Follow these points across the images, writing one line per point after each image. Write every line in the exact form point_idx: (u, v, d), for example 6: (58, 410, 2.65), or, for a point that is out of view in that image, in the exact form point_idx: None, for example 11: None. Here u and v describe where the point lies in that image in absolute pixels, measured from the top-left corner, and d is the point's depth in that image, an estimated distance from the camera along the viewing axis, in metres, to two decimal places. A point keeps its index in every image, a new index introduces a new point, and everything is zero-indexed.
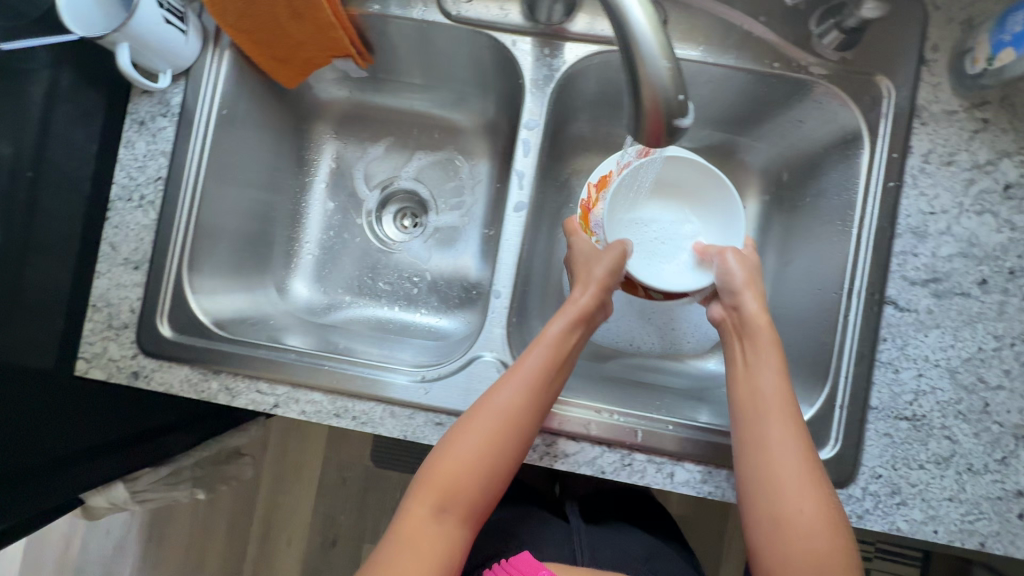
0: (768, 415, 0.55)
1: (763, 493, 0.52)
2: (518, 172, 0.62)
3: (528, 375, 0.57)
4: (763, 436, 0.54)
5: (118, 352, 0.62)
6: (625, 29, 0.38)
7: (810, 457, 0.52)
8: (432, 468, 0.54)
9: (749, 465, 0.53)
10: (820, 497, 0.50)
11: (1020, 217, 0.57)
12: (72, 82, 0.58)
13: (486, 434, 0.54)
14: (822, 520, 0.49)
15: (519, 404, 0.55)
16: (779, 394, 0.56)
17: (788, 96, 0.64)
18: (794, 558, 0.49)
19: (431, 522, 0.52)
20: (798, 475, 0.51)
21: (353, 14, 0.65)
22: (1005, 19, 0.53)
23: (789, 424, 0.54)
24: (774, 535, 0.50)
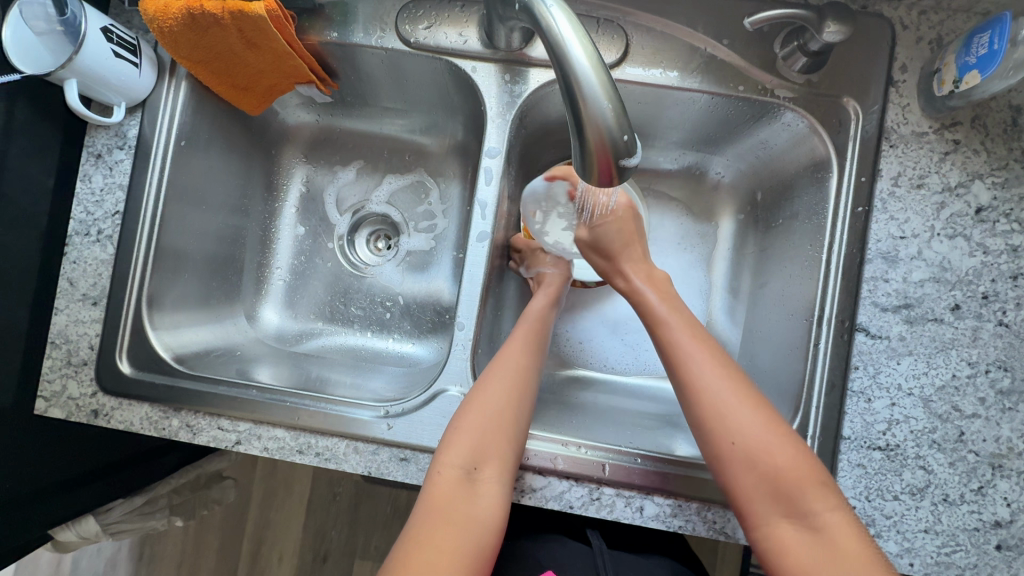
0: (692, 353, 0.52)
1: (709, 433, 0.49)
2: (481, 201, 0.61)
3: (520, 344, 0.59)
4: (686, 370, 0.52)
5: (77, 390, 0.61)
6: (568, 68, 0.37)
7: (743, 384, 0.51)
8: (452, 434, 0.53)
9: (687, 409, 0.51)
10: (752, 422, 0.49)
11: (994, 240, 0.56)
12: (25, 119, 0.57)
13: (504, 395, 0.54)
14: (780, 438, 0.48)
15: (523, 367, 0.57)
16: (693, 332, 0.54)
17: (757, 117, 0.63)
18: (754, 490, 0.48)
19: (465, 486, 0.50)
20: (728, 398, 0.50)
21: (313, 42, 0.64)
22: (971, 41, 0.52)
23: (712, 360, 0.52)
24: (731, 471, 0.49)
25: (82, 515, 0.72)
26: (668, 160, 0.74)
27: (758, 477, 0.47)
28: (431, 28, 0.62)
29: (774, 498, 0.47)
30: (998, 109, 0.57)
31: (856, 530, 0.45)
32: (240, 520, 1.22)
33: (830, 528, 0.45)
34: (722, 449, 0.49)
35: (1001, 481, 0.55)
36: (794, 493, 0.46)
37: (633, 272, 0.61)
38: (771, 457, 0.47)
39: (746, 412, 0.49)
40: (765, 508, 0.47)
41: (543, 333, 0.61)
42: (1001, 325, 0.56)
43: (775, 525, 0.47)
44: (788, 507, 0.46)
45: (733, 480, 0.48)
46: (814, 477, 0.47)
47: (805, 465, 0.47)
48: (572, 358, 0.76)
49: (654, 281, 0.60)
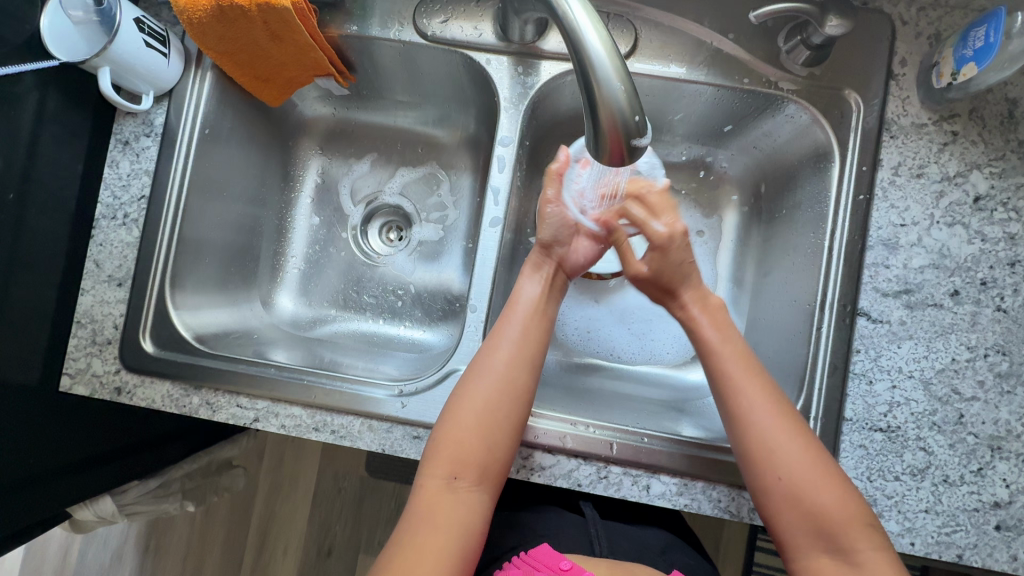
0: (743, 387, 0.53)
1: (755, 469, 0.51)
2: (494, 187, 0.63)
3: (511, 337, 0.57)
4: (739, 405, 0.52)
5: (101, 368, 0.63)
6: (583, 53, 0.39)
7: (794, 421, 0.51)
8: (434, 441, 0.53)
9: (736, 443, 0.52)
10: (800, 458, 0.50)
11: (991, 228, 0.58)
12: (58, 105, 0.60)
13: (486, 401, 0.54)
14: (824, 477, 0.49)
15: (512, 366, 0.55)
16: (746, 364, 0.54)
17: (762, 109, 0.65)
18: (799, 527, 0.49)
19: (446, 495, 0.51)
20: (777, 432, 0.51)
21: (334, 35, 0.66)
22: (968, 35, 0.54)
23: (763, 396, 0.52)
24: (776, 506, 0.50)
25: (100, 495, 0.74)
26: (675, 154, 0.76)
27: (803, 515, 0.49)
28: (447, 22, 0.65)
29: (816, 535, 0.48)
30: (995, 102, 0.59)
31: (896, 568, 0.46)
32: (247, 511, 1.24)
33: (868, 564, 0.46)
34: (768, 487, 0.50)
35: (1000, 463, 0.56)
36: (834, 531, 0.48)
37: (692, 305, 0.59)
38: (814, 495, 0.48)
39: (793, 450, 0.50)
40: (805, 543, 0.49)
41: (539, 317, 0.59)
42: (999, 311, 0.57)
43: (814, 558, 0.48)
44: (828, 542, 0.48)
45: (778, 514, 0.50)
46: (858, 517, 0.48)
47: (851, 501, 0.48)
48: (578, 346, 0.78)
49: (710, 313, 0.58)
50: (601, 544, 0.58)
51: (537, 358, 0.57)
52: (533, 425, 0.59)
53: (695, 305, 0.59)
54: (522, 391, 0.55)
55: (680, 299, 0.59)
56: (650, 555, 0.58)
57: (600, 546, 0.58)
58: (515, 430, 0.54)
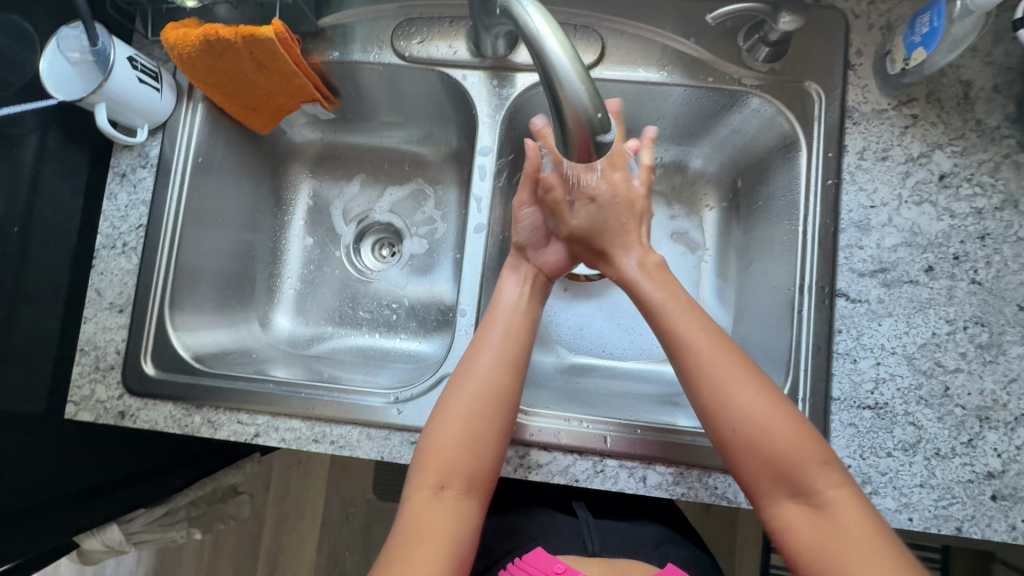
0: (690, 336, 0.53)
1: (709, 419, 0.50)
2: (476, 196, 0.66)
3: (495, 342, 0.57)
4: (688, 355, 0.52)
5: (105, 393, 0.65)
6: (545, 61, 0.42)
7: (747, 366, 0.51)
8: (424, 452, 0.53)
9: (689, 391, 0.52)
10: (755, 402, 0.49)
11: (958, 204, 0.60)
12: (58, 142, 0.63)
13: (472, 405, 0.53)
14: (785, 422, 0.48)
15: (494, 372, 0.55)
16: (687, 313, 0.54)
17: (727, 106, 0.68)
18: (760, 473, 0.48)
19: (436, 504, 0.50)
20: (728, 372, 0.50)
21: (317, 62, 0.70)
22: (915, 22, 0.57)
23: (711, 344, 0.52)
24: (736, 453, 0.49)
25: (107, 524, 0.73)
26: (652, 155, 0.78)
27: (763, 458, 0.48)
28: (423, 43, 0.68)
29: (777, 476, 0.48)
30: (950, 84, 0.61)
31: (861, 506, 0.45)
32: (256, 541, 1.23)
33: (834, 504, 0.46)
34: (722, 433, 0.50)
35: (990, 433, 0.57)
36: (797, 473, 0.47)
37: (632, 254, 0.61)
38: (772, 436, 0.48)
39: (749, 399, 0.49)
40: (769, 487, 0.48)
41: (522, 319, 0.59)
42: (974, 283, 0.59)
43: (780, 502, 0.48)
44: (791, 485, 0.47)
45: (739, 460, 0.49)
46: (818, 457, 0.47)
47: (808, 442, 0.48)
48: (569, 345, 0.80)
49: (651, 258, 0.60)
50: (593, 542, 0.58)
51: (523, 359, 0.57)
52: (529, 425, 0.61)
53: (639, 254, 0.61)
54: (508, 394, 0.55)
55: (624, 248, 0.61)
56: (642, 549, 0.58)
57: (593, 543, 0.58)
58: (502, 438, 0.53)
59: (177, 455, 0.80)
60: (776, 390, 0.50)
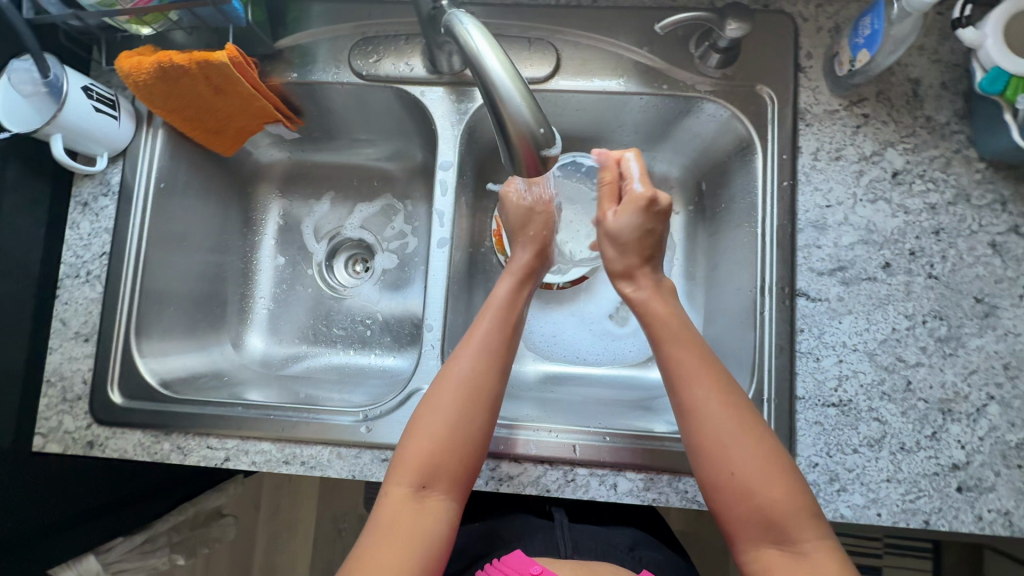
0: (695, 380, 0.52)
1: (705, 465, 0.50)
2: (439, 211, 0.66)
3: (481, 340, 0.58)
4: (689, 400, 0.52)
5: (73, 424, 0.64)
6: (487, 79, 0.43)
7: (745, 416, 0.51)
8: (405, 449, 0.53)
9: (689, 436, 0.52)
10: (751, 452, 0.49)
11: (912, 200, 0.61)
12: (16, 174, 0.63)
13: (459, 402, 0.54)
14: (776, 472, 0.48)
15: (482, 370, 0.56)
16: (694, 353, 0.54)
17: (685, 112, 0.68)
18: (747, 524, 0.48)
19: (413, 503, 0.50)
20: (728, 422, 0.50)
21: (277, 84, 0.70)
22: (858, 25, 0.58)
23: (714, 390, 0.52)
24: (725, 500, 0.49)
25: (85, 554, 0.71)
26: None
27: (752, 509, 0.48)
28: (381, 61, 0.69)
29: (763, 526, 0.48)
30: (899, 83, 0.62)
31: (839, 557, 0.46)
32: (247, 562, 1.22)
33: (813, 556, 0.46)
34: (717, 480, 0.50)
35: (953, 425, 0.58)
36: (781, 524, 0.47)
37: (643, 283, 0.62)
38: (765, 488, 0.48)
39: (746, 449, 0.49)
40: (752, 535, 0.48)
41: (506, 318, 0.60)
42: (931, 278, 0.60)
43: (761, 551, 0.48)
44: (775, 535, 0.47)
45: (728, 507, 0.49)
46: (806, 509, 0.47)
47: (798, 496, 0.48)
48: (545, 354, 0.80)
49: (657, 294, 0.61)
50: (566, 544, 0.59)
51: (507, 360, 0.58)
52: (498, 437, 0.61)
53: (646, 282, 0.62)
54: (493, 392, 0.56)
55: (635, 276, 0.63)
56: (615, 552, 0.59)
57: (565, 545, 0.59)
58: (484, 435, 0.54)
59: (154, 480, 0.79)
60: (774, 444, 0.50)
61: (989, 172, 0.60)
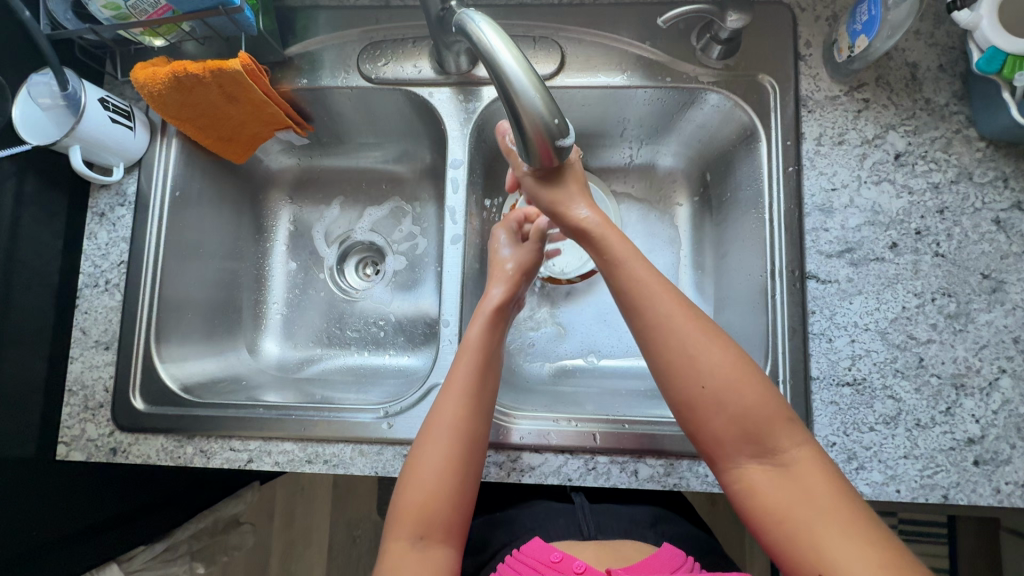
0: (652, 293, 0.51)
1: (676, 381, 0.49)
2: (451, 208, 0.67)
3: (461, 385, 0.56)
4: (652, 314, 0.50)
5: (95, 432, 0.65)
6: (501, 74, 0.44)
7: (709, 329, 0.50)
8: (399, 504, 0.52)
9: (655, 357, 0.50)
10: (720, 363, 0.48)
11: (916, 181, 0.62)
12: (35, 187, 0.64)
13: (446, 456, 0.53)
14: (749, 382, 0.48)
15: (465, 417, 0.55)
16: (649, 270, 0.52)
17: (687, 103, 0.70)
18: (724, 434, 0.48)
19: (412, 557, 0.50)
20: (692, 335, 0.49)
21: (287, 90, 0.71)
22: (855, 12, 0.59)
23: (677, 307, 0.50)
24: (702, 417, 0.48)
25: (107, 562, 0.72)
26: (622, 157, 0.80)
27: (729, 420, 0.47)
28: (389, 64, 0.70)
29: (742, 437, 0.47)
30: (897, 67, 0.64)
31: (821, 462, 0.46)
32: None
33: (794, 462, 0.46)
34: (690, 395, 0.48)
35: (966, 400, 0.58)
36: (759, 432, 0.47)
37: (586, 208, 0.56)
38: (739, 398, 0.47)
39: (717, 359, 0.48)
40: (732, 448, 0.48)
41: (487, 360, 0.58)
42: (937, 256, 0.61)
43: (742, 464, 0.47)
44: (754, 446, 0.47)
45: (705, 423, 0.48)
46: (781, 416, 0.47)
47: (770, 401, 0.48)
48: (558, 347, 0.81)
49: (605, 220, 0.55)
50: (589, 526, 0.60)
51: (489, 400, 0.57)
52: (518, 428, 0.62)
53: (594, 210, 0.56)
54: (477, 434, 0.55)
55: (576, 202, 0.56)
56: (637, 530, 0.61)
57: (588, 527, 0.60)
58: (475, 477, 0.54)
59: (175, 487, 0.80)
60: (741, 354, 0.50)
61: (989, 150, 0.62)
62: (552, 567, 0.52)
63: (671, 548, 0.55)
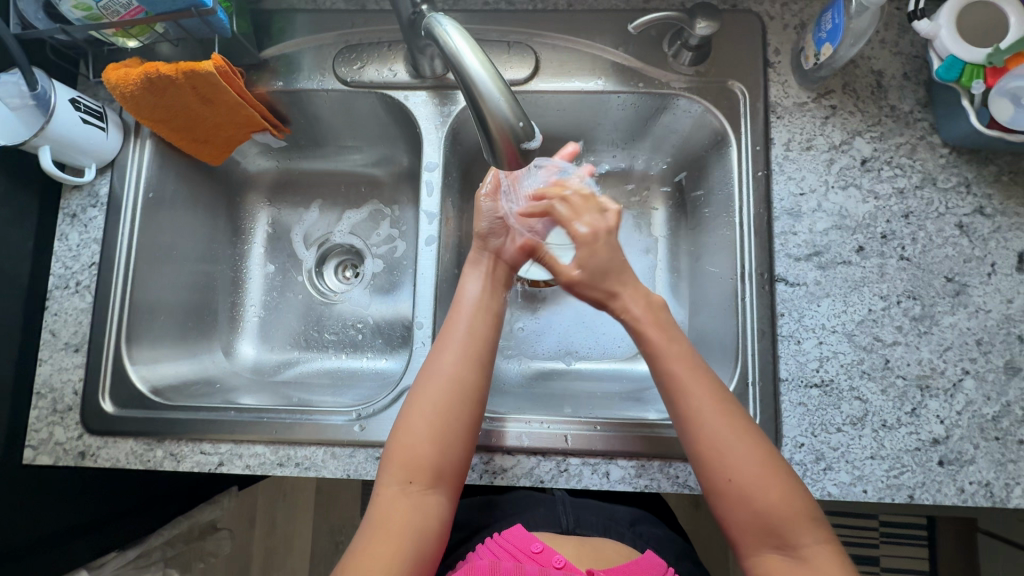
0: (689, 389, 0.54)
1: (705, 472, 0.52)
2: (427, 211, 0.68)
3: (459, 337, 0.58)
4: (689, 409, 0.53)
5: (64, 435, 0.64)
6: (466, 76, 0.44)
7: (742, 424, 0.53)
8: (391, 449, 0.54)
9: (691, 448, 0.53)
10: (750, 461, 0.51)
11: (881, 186, 0.63)
12: (3, 187, 0.63)
13: (437, 403, 0.55)
14: (775, 478, 0.50)
15: (460, 367, 0.57)
16: (688, 365, 0.55)
17: (661, 109, 0.71)
18: (749, 527, 0.50)
19: (401, 500, 0.52)
20: (726, 429, 0.52)
21: (263, 92, 0.71)
22: (820, 20, 0.60)
23: (713, 401, 0.53)
24: (729, 508, 0.51)
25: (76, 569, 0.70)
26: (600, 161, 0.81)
27: (754, 515, 0.50)
28: (365, 67, 0.71)
29: (765, 531, 0.49)
30: (863, 75, 0.65)
31: (838, 561, 0.48)
32: None
33: (812, 558, 0.48)
34: (719, 485, 0.51)
35: (931, 401, 0.59)
36: (780, 528, 0.49)
37: (631, 301, 0.60)
38: (765, 493, 0.50)
39: (746, 454, 0.51)
40: (753, 541, 0.50)
41: (484, 311, 0.61)
42: (903, 259, 0.62)
43: (763, 556, 0.50)
44: (776, 540, 0.49)
45: (729, 512, 0.51)
46: (805, 514, 0.49)
47: (797, 500, 0.50)
48: (535, 349, 0.81)
49: (649, 313, 0.59)
50: (568, 519, 0.64)
51: (487, 354, 0.59)
52: (490, 430, 0.62)
53: (639, 307, 0.59)
54: (475, 393, 0.56)
55: (623, 298, 0.60)
56: (615, 526, 0.64)
57: (567, 519, 0.64)
58: (467, 436, 0.55)
59: (148, 492, 0.79)
60: (772, 450, 0.52)
61: (952, 156, 0.63)
62: (532, 558, 0.55)
63: (653, 556, 0.56)
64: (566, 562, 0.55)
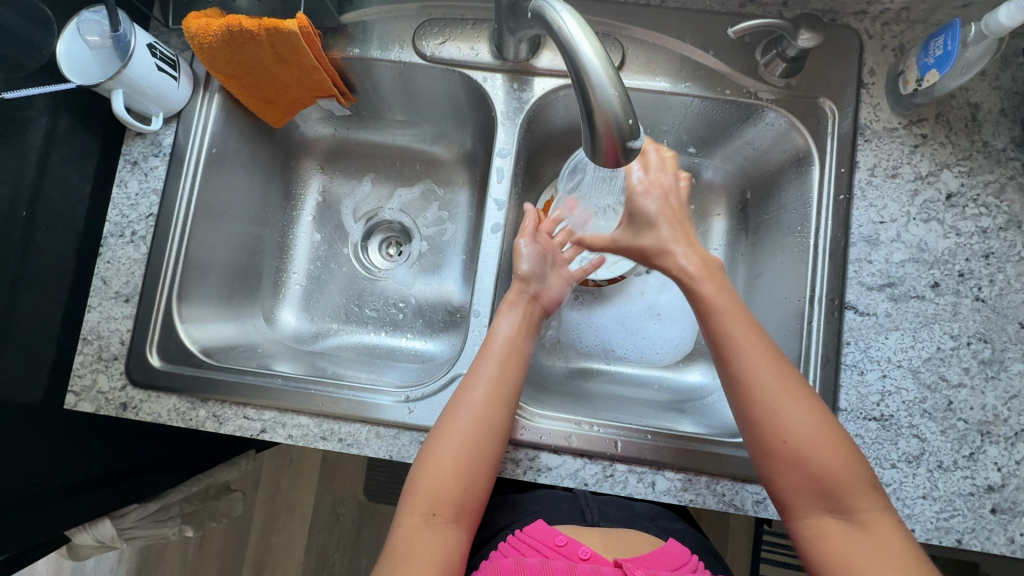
0: (742, 347, 0.51)
1: (757, 432, 0.50)
2: (495, 198, 0.66)
3: (490, 374, 0.56)
4: (743, 369, 0.51)
5: (107, 384, 0.63)
6: (578, 62, 0.42)
7: (796, 383, 0.50)
8: (415, 478, 0.53)
9: (738, 404, 0.51)
10: (805, 423, 0.49)
11: (964, 223, 0.61)
12: (68, 127, 0.62)
13: (465, 438, 0.53)
14: (830, 441, 0.48)
15: (489, 404, 0.55)
16: (736, 317, 0.53)
17: (742, 119, 0.69)
18: (802, 490, 0.48)
19: (424, 532, 0.50)
20: (779, 389, 0.50)
21: (336, 58, 0.70)
22: (928, 44, 0.58)
23: (758, 347, 0.51)
24: (781, 469, 0.49)
25: (99, 519, 0.71)
26: None
27: (807, 477, 0.48)
28: (444, 43, 0.69)
29: (818, 493, 0.48)
30: (958, 106, 0.63)
31: (898, 530, 0.46)
32: (243, 543, 1.20)
33: (870, 522, 0.47)
34: (771, 447, 0.49)
35: (990, 447, 0.58)
36: (834, 491, 0.47)
37: (686, 256, 0.56)
38: (820, 457, 0.48)
39: (800, 414, 0.49)
40: (805, 502, 0.48)
41: (517, 349, 0.59)
42: (978, 300, 0.60)
43: (815, 518, 0.48)
44: (830, 502, 0.48)
45: (779, 475, 0.49)
46: (859, 476, 0.48)
47: (854, 463, 0.48)
48: (575, 346, 0.80)
49: (702, 265, 0.56)
50: (593, 512, 0.62)
51: (515, 394, 0.56)
52: (539, 427, 0.61)
53: (692, 254, 0.57)
54: (499, 432, 0.55)
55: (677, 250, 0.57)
56: (639, 522, 0.63)
57: (591, 514, 0.62)
58: (492, 470, 0.54)
59: (171, 448, 0.78)
60: (826, 411, 0.50)
61: None
62: (556, 550, 0.53)
63: (676, 546, 0.55)
64: (592, 552, 0.53)
